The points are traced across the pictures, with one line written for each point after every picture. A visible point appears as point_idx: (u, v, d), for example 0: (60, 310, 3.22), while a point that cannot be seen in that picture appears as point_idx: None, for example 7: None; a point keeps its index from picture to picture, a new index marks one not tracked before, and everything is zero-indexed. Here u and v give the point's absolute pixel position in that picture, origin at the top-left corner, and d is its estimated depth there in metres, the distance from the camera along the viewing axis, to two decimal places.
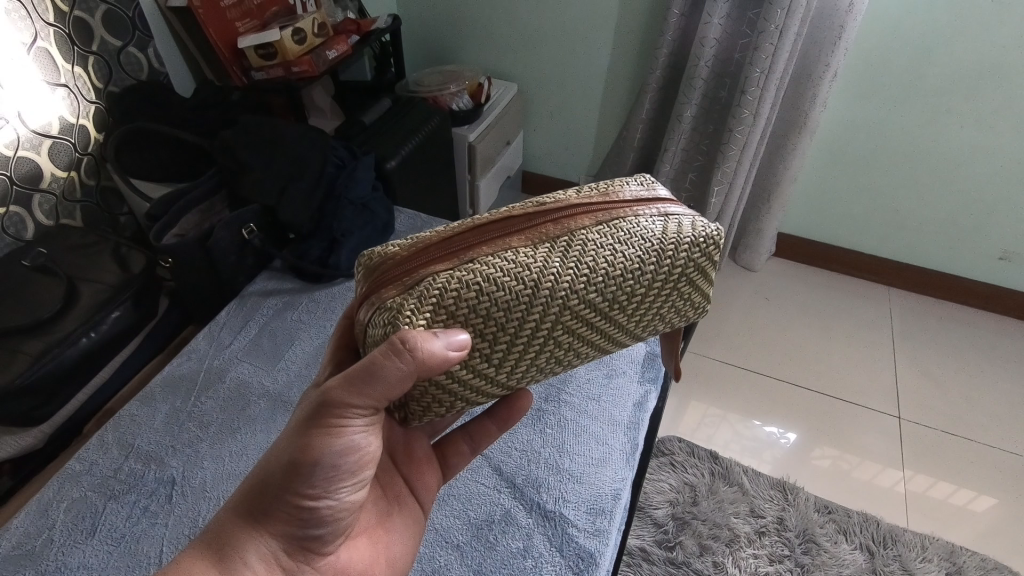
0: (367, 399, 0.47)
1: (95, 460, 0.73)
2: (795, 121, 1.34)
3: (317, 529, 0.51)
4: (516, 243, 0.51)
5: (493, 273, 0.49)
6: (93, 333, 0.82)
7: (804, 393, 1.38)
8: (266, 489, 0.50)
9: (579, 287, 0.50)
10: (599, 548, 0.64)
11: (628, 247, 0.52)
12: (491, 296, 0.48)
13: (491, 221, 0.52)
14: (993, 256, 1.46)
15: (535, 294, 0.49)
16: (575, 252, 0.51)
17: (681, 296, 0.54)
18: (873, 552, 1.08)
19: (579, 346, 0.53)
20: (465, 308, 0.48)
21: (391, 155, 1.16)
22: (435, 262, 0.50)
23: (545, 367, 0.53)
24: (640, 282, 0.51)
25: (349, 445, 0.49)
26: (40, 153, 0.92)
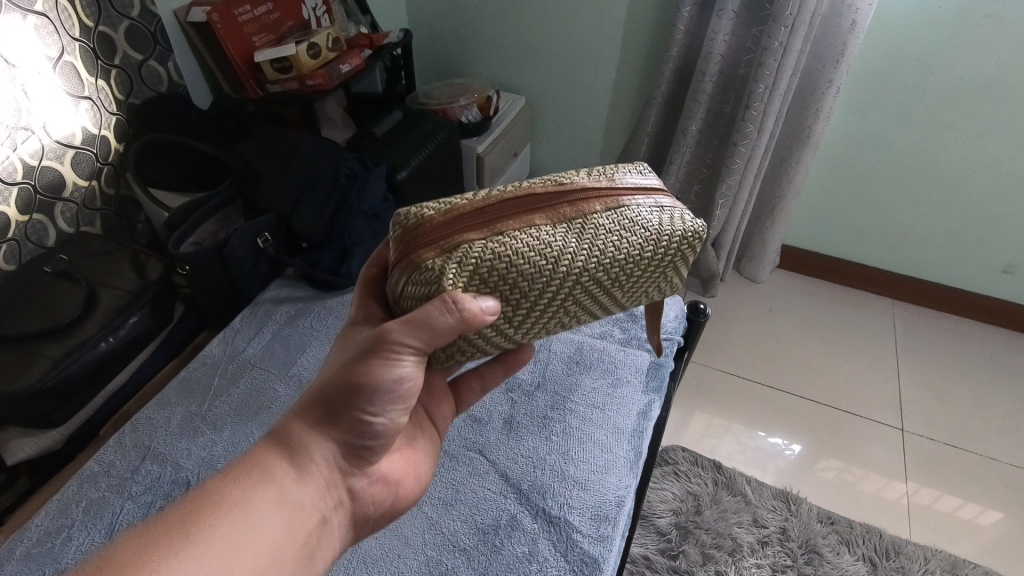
0: (424, 340, 0.50)
1: (112, 461, 0.75)
2: (799, 135, 1.35)
3: (370, 441, 0.55)
4: (538, 220, 0.54)
5: (520, 248, 0.52)
6: (112, 338, 0.84)
7: (808, 404, 1.39)
8: (326, 401, 0.54)
9: (591, 267, 0.53)
10: (602, 553, 0.65)
11: (634, 234, 0.55)
12: (516, 268, 0.52)
13: (516, 195, 0.55)
14: (997, 268, 1.47)
15: (556, 268, 0.53)
16: (589, 234, 0.54)
17: (672, 278, 0.59)
18: (876, 564, 1.08)
19: (579, 314, 0.58)
20: (496, 276, 0.52)
21: (402, 166, 1.19)
22: (470, 230, 0.53)
23: (551, 327, 0.58)
24: (640, 267, 0.55)
25: (402, 375, 0.52)
26: (63, 163, 0.95)
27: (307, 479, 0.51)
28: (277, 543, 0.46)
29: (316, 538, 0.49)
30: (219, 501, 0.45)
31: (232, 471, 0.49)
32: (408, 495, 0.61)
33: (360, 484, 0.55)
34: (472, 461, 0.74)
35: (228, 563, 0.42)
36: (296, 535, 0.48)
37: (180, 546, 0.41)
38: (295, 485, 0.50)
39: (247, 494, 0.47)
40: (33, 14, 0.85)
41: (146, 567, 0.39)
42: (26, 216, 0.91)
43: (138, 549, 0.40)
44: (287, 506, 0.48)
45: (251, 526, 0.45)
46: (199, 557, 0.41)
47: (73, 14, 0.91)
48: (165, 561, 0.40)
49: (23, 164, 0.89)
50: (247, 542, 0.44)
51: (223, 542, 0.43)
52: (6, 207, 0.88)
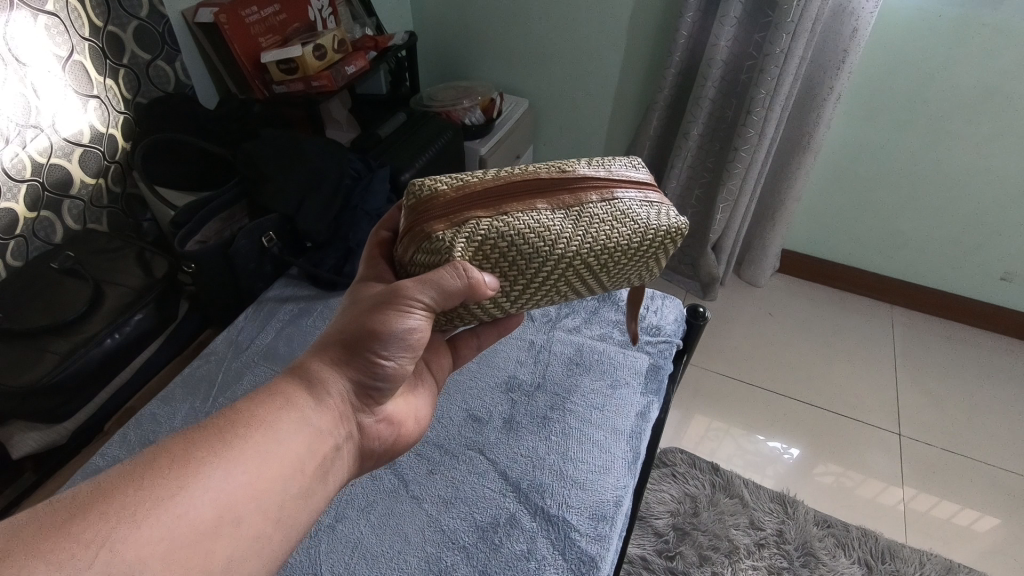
0: (435, 297, 0.53)
1: (117, 456, 0.76)
2: (800, 141, 1.36)
3: (381, 381, 0.56)
4: (540, 205, 0.56)
5: (520, 228, 0.55)
6: (117, 334, 0.85)
7: (807, 409, 1.40)
8: (344, 340, 0.55)
9: (583, 253, 0.56)
10: (600, 551, 0.66)
11: (625, 225, 0.57)
12: (515, 248, 0.55)
13: (522, 180, 0.57)
14: (996, 275, 1.48)
15: (551, 252, 0.55)
16: (584, 222, 0.56)
17: (655, 266, 0.61)
18: (872, 567, 1.09)
19: (567, 292, 0.61)
20: (497, 253, 0.55)
21: (405, 167, 1.20)
22: (477, 208, 0.56)
23: (541, 301, 0.61)
24: (628, 255, 0.58)
25: (412, 326, 0.54)
26: (71, 160, 0.96)
27: (325, 407, 0.52)
28: (301, 459, 0.47)
29: (330, 462, 0.50)
30: (251, 415, 0.47)
31: (260, 392, 0.50)
32: (409, 436, 0.61)
33: (369, 421, 0.56)
34: (473, 460, 0.75)
35: (259, 469, 0.44)
36: (317, 456, 0.48)
37: (218, 448, 0.43)
38: (315, 411, 0.51)
39: (275, 413, 0.48)
40: (43, 14, 0.86)
41: (187, 462, 0.41)
42: (34, 213, 0.92)
43: (180, 445, 0.42)
44: (309, 428, 0.49)
45: (279, 440, 0.46)
46: (234, 459, 0.43)
47: (83, 14, 0.92)
48: (204, 458, 0.42)
49: (31, 161, 0.90)
50: (275, 454, 0.45)
51: (256, 449, 0.44)
52: (15, 204, 0.89)
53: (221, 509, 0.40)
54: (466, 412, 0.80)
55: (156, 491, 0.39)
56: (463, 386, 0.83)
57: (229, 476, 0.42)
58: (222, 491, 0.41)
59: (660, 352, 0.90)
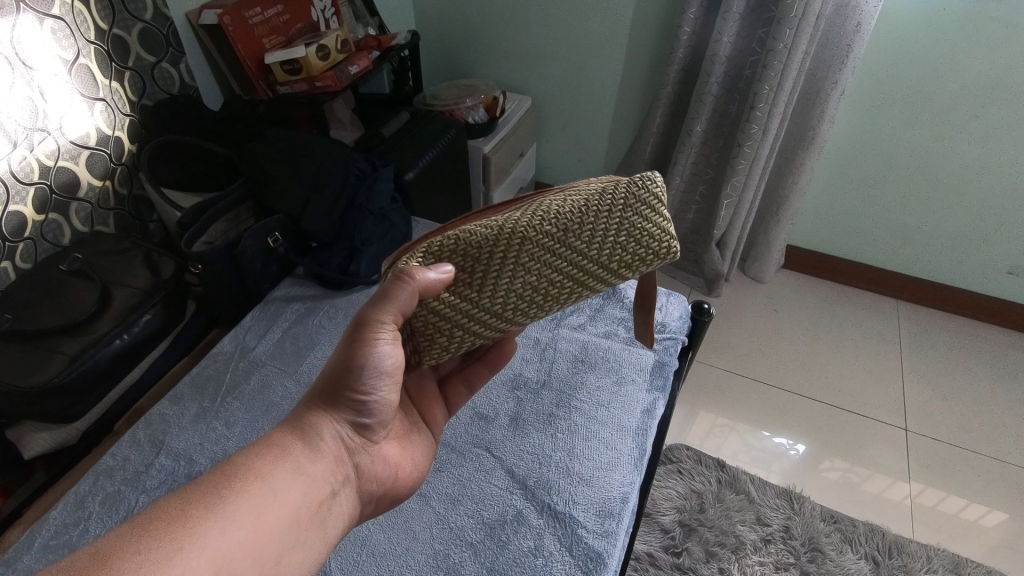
0: (396, 315, 0.53)
1: (127, 456, 0.77)
2: (804, 137, 1.36)
3: (368, 418, 0.58)
4: (491, 212, 0.58)
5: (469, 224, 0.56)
6: (126, 335, 0.86)
7: (812, 403, 1.40)
8: (327, 387, 0.57)
9: (535, 223, 0.54)
10: (607, 548, 0.66)
11: (577, 194, 0.56)
12: (464, 240, 0.54)
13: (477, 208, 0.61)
14: (1001, 269, 1.47)
15: (502, 228, 0.54)
16: (534, 204, 0.56)
17: (637, 224, 0.55)
18: (879, 563, 1.09)
19: (549, 278, 0.55)
20: (449, 250, 0.55)
21: (409, 166, 1.21)
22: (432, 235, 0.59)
23: (525, 296, 0.56)
24: (589, 214, 0.54)
25: (383, 354, 0.55)
26: (78, 163, 0.97)
27: (319, 454, 0.53)
28: (296, 509, 0.48)
29: (328, 507, 0.51)
30: (243, 470, 0.47)
31: (253, 446, 0.51)
32: (405, 479, 0.62)
33: (364, 461, 0.57)
34: (479, 458, 0.75)
35: (254, 522, 0.44)
36: (311, 504, 0.49)
37: (214, 506, 0.44)
38: (309, 460, 0.52)
39: (269, 465, 0.49)
40: (49, 18, 0.87)
41: (185, 521, 0.42)
42: (42, 215, 0.93)
43: (178, 505, 0.42)
44: (303, 476, 0.50)
45: (274, 491, 0.47)
46: (230, 515, 0.44)
47: (88, 18, 0.93)
48: (201, 517, 0.42)
49: (39, 164, 0.90)
50: (270, 506, 0.46)
51: (249, 506, 0.45)
52: (24, 207, 0.90)
53: (219, 566, 0.41)
54: (471, 410, 0.81)
55: (152, 555, 0.38)
56: None
57: (225, 533, 0.42)
58: (217, 549, 0.41)
59: (666, 349, 0.91)
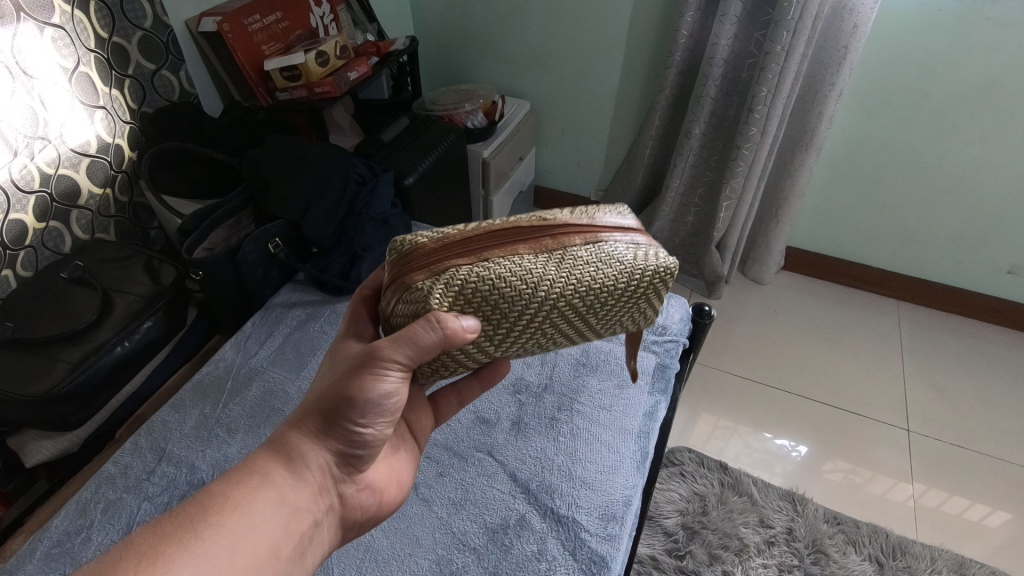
0: (410, 357, 0.51)
1: (129, 464, 0.77)
2: (802, 138, 1.36)
3: (360, 450, 0.56)
4: (522, 249, 0.55)
5: (502, 272, 0.54)
6: (127, 342, 0.86)
7: (813, 404, 1.40)
8: (321, 411, 0.55)
9: (567, 293, 0.54)
10: (610, 552, 0.66)
11: (609, 266, 0.56)
12: (497, 291, 0.53)
13: (504, 226, 0.57)
14: (1001, 269, 1.47)
15: (534, 287, 0.54)
16: (567, 264, 0.55)
17: (642, 309, 0.59)
18: (882, 564, 1.08)
19: (553, 337, 0.58)
20: (478, 297, 0.53)
21: (409, 171, 1.21)
22: (459, 255, 0.55)
23: (530, 347, 0.59)
24: (612, 296, 0.56)
25: (387, 392, 0.53)
26: (78, 171, 0.97)
27: (302, 483, 0.53)
28: (274, 541, 0.48)
29: (308, 538, 0.52)
30: (222, 502, 0.48)
31: (234, 474, 0.51)
32: (391, 501, 0.62)
33: (349, 490, 0.57)
34: (482, 461, 0.75)
35: (229, 558, 0.45)
36: (291, 535, 0.50)
37: (189, 542, 0.44)
38: (291, 489, 0.52)
39: (249, 496, 0.49)
40: (50, 27, 0.87)
41: (158, 560, 0.42)
42: (42, 223, 0.93)
43: (151, 542, 0.43)
44: (283, 509, 0.51)
45: (252, 524, 0.48)
46: (204, 553, 0.44)
47: (88, 26, 0.93)
48: (173, 555, 0.43)
49: (39, 172, 0.91)
50: (248, 539, 0.47)
51: (224, 540, 0.45)
52: (24, 215, 0.90)
53: None
54: (472, 414, 0.81)
55: None
56: None
57: (199, 571, 0.43)
58: None
59: (667, 352, 0.90)
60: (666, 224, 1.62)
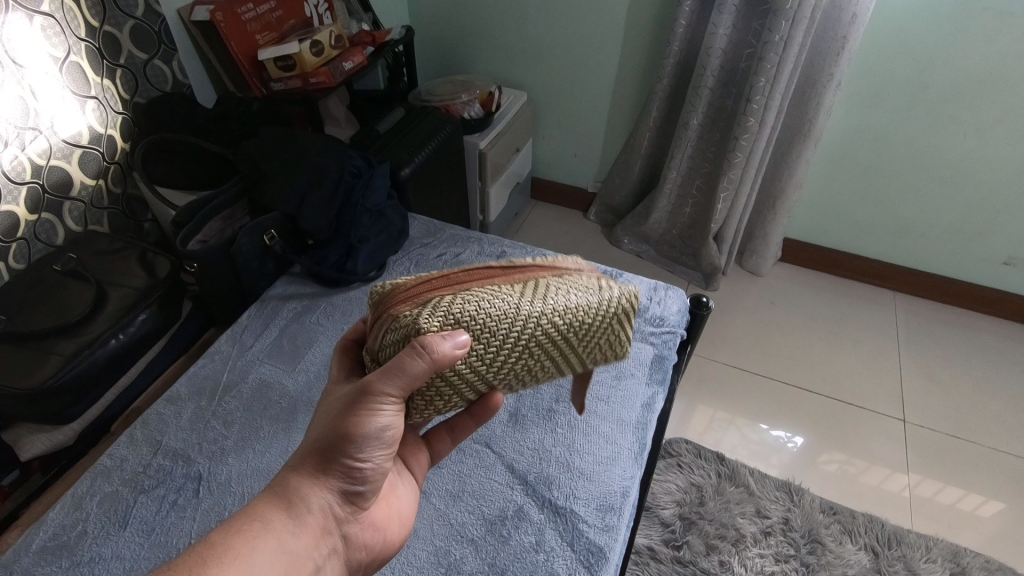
0: (403, 388, 0.51)
1: (124, 456, 0.76)
2: (800, 129, 1.36)
3: (360, 486, 0.54)
4: (498, 281, 0.56)
5: (484, 298, 0.54)
6: (121, 335, 0.86)
7: (810, 395, 1.40)
8: (318, 451, 0.53)
9: (548, 314, 0.54)
10: (608, 543, 0.66)
11: (582, 292, 0.57)
12: (482, 313, 0.53)
13: (478, 266, 0.59)
14: (998, 260, 1.48)
15: (515, 311, 0.54)
16: (543, 291, 0.56)
17: (619, 335, 0.58)
18: (878, 553, 1.09)
19: (541, 364, 0.56)
20: (465, 320, 0.53)
21: (405, 163, 1.20)
22: (441, 288, 0.55)
23: (518, 377, 0.56)
24: (591, 318, 0.56)
25: (383, 424, 0.52)
26: (70, 162, 0.96)
27: (304, 528, 0.51)
28: None
29: None
30: (220, 552, 0.45)
31: (233, 521, 0.49)
32: (393, 541, 0.59)
33: (352, 531, 0.55)
34: (480, 453, 0.75)
35: None
36: None
37: None
38: (292, 534, 0.50)
39: (249, 544, 0.47)
40: (39, 15, 0.86)
41: None
42: (35, 215, 0.92)
43: None
44: (285, 556, 0.48)
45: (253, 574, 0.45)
46: None
47: (78, 15, 0.91)
48: None
49: (31, 164, 0.90)
50: None
51: None
52: (16, 206, 0.89)
53: None
54: None
55: None
56: None
57: None
58: None
59: (665, 343, 0.90)
60: (663, 216, 1.62)
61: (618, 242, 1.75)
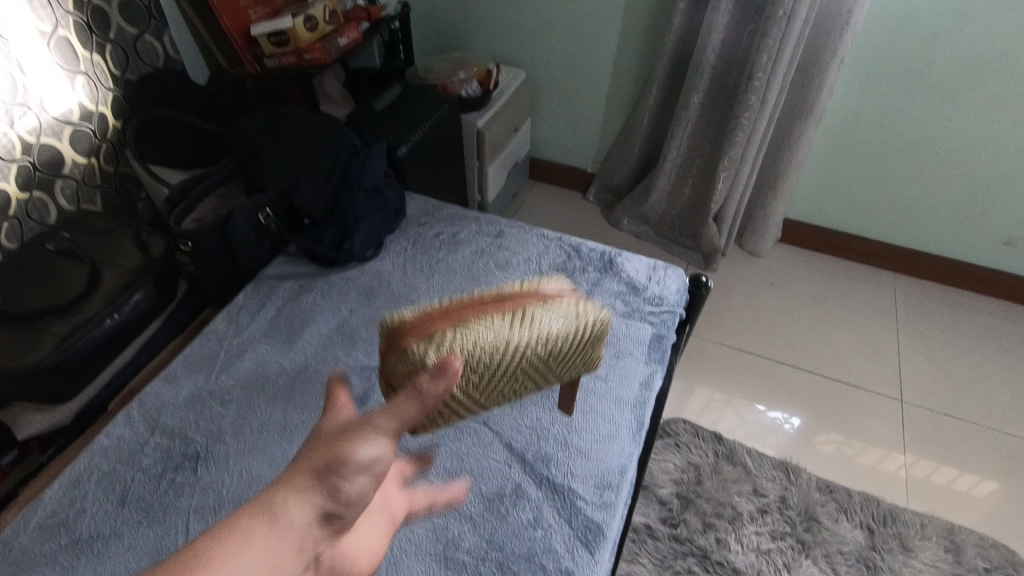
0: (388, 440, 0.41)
1: (122, 435, 0.76)
2: (802, 108, 1.34)
3: None
4: (495, 316, 0.53)
5: (483, 337, 0.51)
6: (116, 314, 0.86)
7: (807, 375, 1.40)
8: None
9: (534, 348, 0.54)
10: (605, 519, 0.67)
11: (567, 321, 0.56)
12: (480, 354, 0.51)
13: (471, 296, 0.54)
14: (997, 240, 1.47)
15: (510, 347, 0.53)
16: (534, 323, 0.54)
17: (587, 353, 0.61)
18: (873, 531, 1.11)
19: (520, 385, 0.59)
20: (466, 363, 0.50)
21: (402, 141, 1.19)
22: (440, 325, 0.50)
23: (500, 397, 0.58)
24: (569, 346, 0.57)
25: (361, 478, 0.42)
26: (61, 140, 0.94)
27: None
28: None
29: None
30: None
31: None
32: None
33: None
34: (477, 432, 0.74)
35: None
36: None
37: None
38: None
39: None
40: None
41: None
42: (26, 193, 0.91)
43: None
44: None
45: None
46: None
47: None
48: None
49: (21, 141, 0.88)
50: None
51: None
52: (6, 184, 0.88)
53: None
54: None
55: None
56: None
57: None
58: None
59: (664, 322, 0.90)
60: (663, 196, 1.60)
61: (617, 223, 1.73)
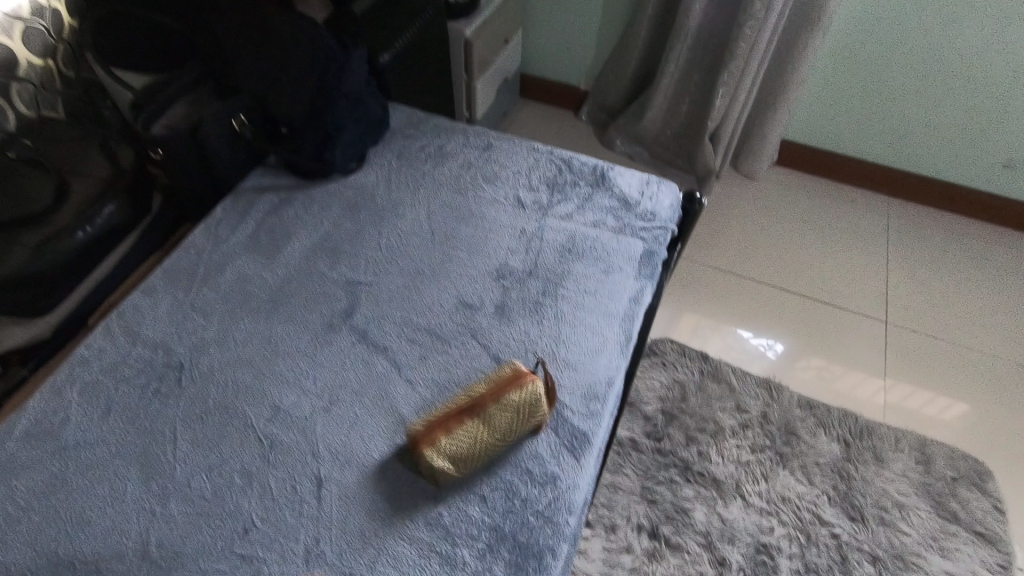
0: None
1: (102, 347, 0.75)
2: (809, 17, 1.27)
3: None
4: (470, 419, 0.63)
5: (463, 440, 0.62)
6: (88, 227, 0.85)
7: (795, 298, 1.41)
8: None
9: (504, 433, 0.63)
10: (592, 428, 0.68)
11: (528, 401, 0.64)
12: (466, 452, 0.62)
13: (454, 404, 0.65)
14: (996, 162, 1.44)
15: (494, 447, 0.64)
16: (501, 415, 0.63)
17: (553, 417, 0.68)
18: (850, 444, 1.15)
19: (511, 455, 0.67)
20: (458, 460, 0.62)
21: (384, 47, 1.11)
22: (434, 433, 0.63)
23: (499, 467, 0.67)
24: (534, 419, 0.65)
25: None
26: (11, 37, 0.87)
27: None
28: None
29: None
30: None
31: None
32: None
33: None
34: (465, 345, 0.74)
35: None
36: None
37: None
38: None
39: None
40: None
41: None
42: None
43: None
44: None
45: None
46: None
47: None
48: None
49: None
50: None
51: None
52: None
53: None
54: (455, 299, 0.79)
55: None
56: (452, 273, 0.81)
57: None
58: None
59: (656, 238, 0.88)
60: (658, 115, 1.55)
61: (609, 144, 1.67)
